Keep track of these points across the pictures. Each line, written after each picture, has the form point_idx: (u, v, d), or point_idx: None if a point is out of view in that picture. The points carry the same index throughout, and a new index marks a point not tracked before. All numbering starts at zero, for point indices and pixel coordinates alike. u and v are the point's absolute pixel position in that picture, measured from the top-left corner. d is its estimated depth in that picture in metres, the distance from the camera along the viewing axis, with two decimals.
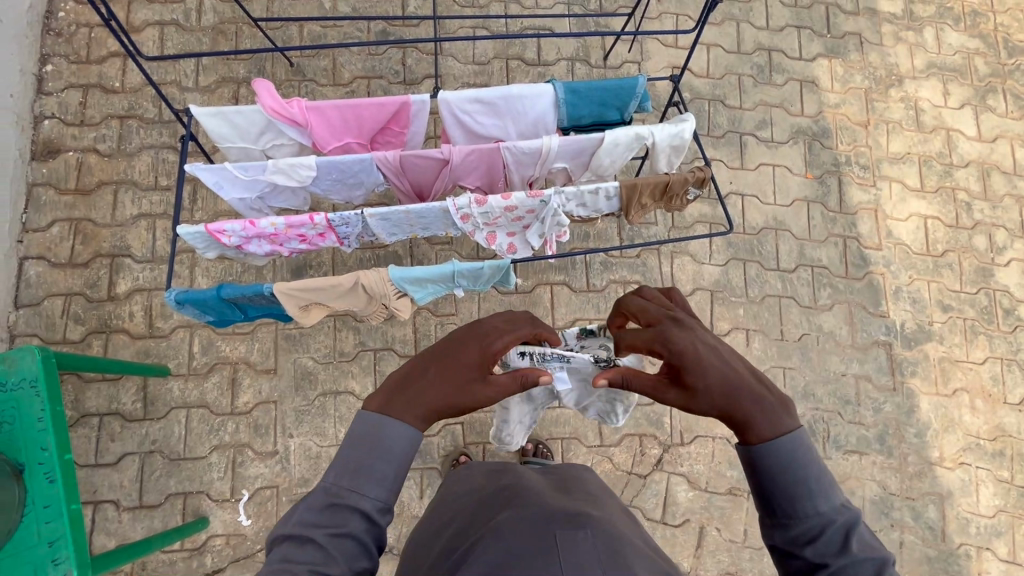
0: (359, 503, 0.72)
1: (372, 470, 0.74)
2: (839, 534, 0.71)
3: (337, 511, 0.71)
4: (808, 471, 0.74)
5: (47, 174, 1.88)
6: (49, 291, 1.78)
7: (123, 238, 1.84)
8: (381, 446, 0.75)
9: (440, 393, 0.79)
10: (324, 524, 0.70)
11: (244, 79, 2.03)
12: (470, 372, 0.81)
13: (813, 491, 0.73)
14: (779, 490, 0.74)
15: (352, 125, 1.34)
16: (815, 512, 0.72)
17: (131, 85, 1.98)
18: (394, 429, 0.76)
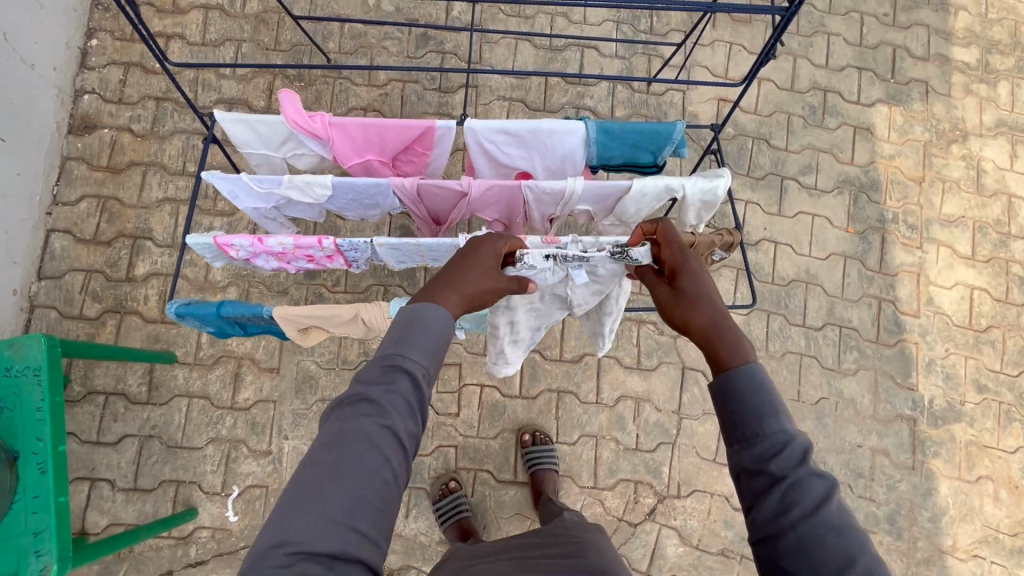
0: (407, 365, 0.77)
1: (414, 338, 0.79)
2: (799, 453, 0.72)
3: (386, 373, 0.76)
4: (770, 394, 0.76)
5: (81, 149, 1.91)
6: (71, 266, 1.81)
7: (146, 221, 1.86)
8: (419, 320, 0.80)
9: (466, 282, 0.89)
10: (375, 384, 0.74)
11: (281, 71, 2.02)
12: (486, 270, 0.93)
13: (776, 412, 0.75)
14: (747, 410, 0.75)
15: (375, 144, 1.31)
16: (780, 429, 0.73)
17: (171, 67, 1.99)
18: (436, 310, 0.82)
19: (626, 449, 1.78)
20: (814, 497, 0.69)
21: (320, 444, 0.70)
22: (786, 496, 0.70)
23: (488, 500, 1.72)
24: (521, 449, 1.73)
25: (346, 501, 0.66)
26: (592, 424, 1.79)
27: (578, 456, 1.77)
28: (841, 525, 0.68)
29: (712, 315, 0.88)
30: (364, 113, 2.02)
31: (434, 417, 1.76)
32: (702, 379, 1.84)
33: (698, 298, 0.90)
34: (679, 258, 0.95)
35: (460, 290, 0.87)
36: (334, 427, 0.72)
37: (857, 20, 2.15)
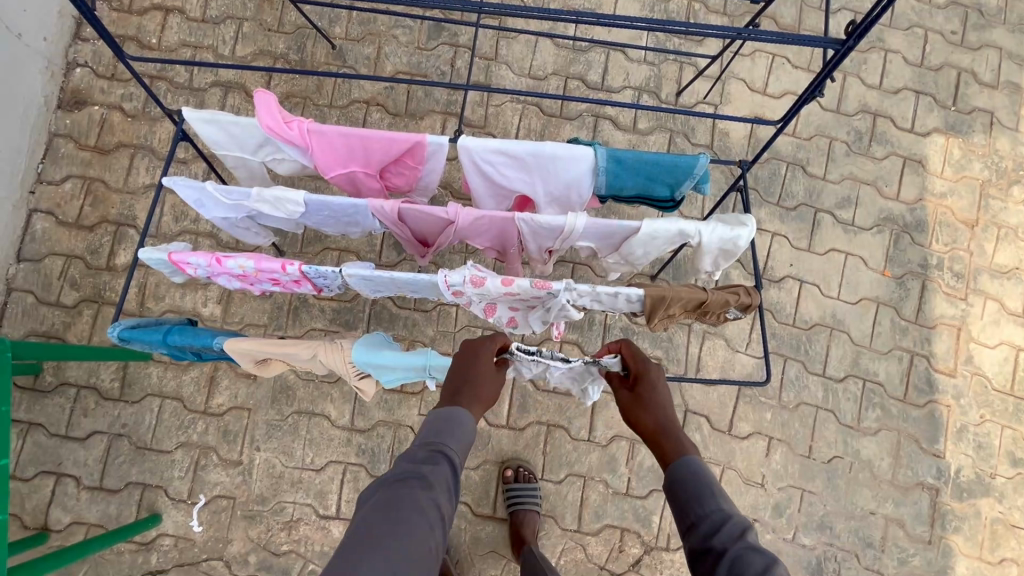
0: (449, 449, 0.91)
1: (452, 428, 0.93)
2: (736, 530, 0.85)
3: (430, 454, 0.89)
4: (709, 481, 0.91)
5: (70, 125, 1.81)
6: (52, 249, 1.74)
7: (131, 207, 1.78)
8: (454, 413, 0.94)
9: (483, 389, 0.97)
10: (422, 462, 0.88)
11: (283, 55, 1.89)
12: (488, 373, 0.98)
13: (715, 496, 0.89)
14: (688, 497, 0.90)
15: (359, 156, 1.18)
16: (716, 508, 0.87)
17: (168, 43, 1.88)
18: (462, 411, 0.95)
19: (615, 493, 1.66)
20: (754, 567, 0.79)
21: (373, 507, 0.81)
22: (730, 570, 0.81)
23: (464, 534, 1.62)
24: (501, 484, 1.62)
25: (395, 557, 0.77)
26: (582, 463, 1.66)
27: (563, 495, 1.65)
28: None
29: (665, 417, 0.99)
30: (367, 106, 1.88)
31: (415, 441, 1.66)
32: (705, 425, 1.69)
33: (654, 402, 1.00)
34: (640, 363, 1.01)
35: (479, 398, 0.96)
36: (385, 496, 0.83)
37: (920, 36, 1.92)
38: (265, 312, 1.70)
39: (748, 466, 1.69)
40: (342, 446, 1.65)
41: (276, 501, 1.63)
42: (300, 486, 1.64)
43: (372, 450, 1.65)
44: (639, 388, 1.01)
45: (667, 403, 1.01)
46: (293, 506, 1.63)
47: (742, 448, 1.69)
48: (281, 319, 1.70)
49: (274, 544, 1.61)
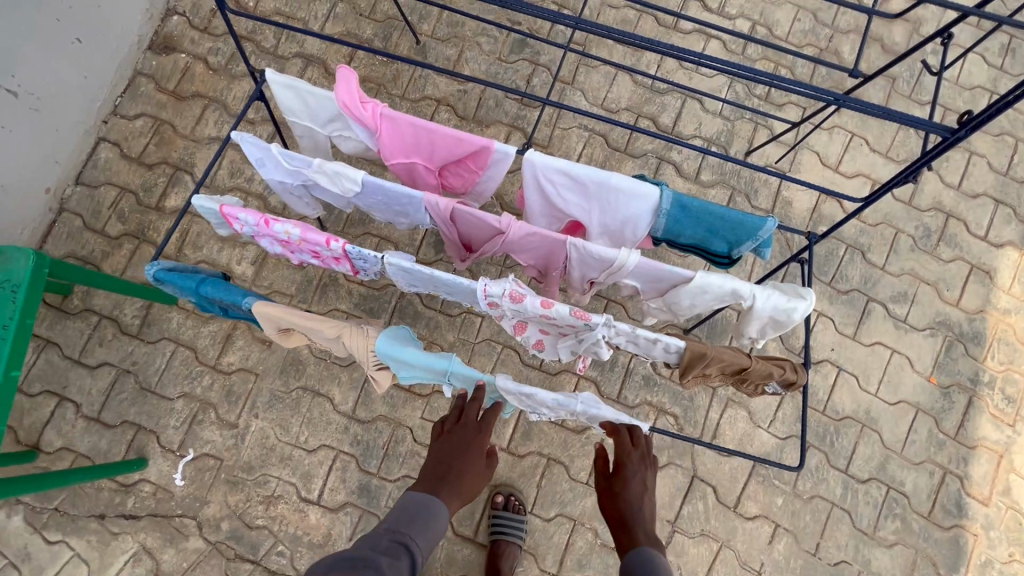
0: (414, 545, 0.99)
1: (418, 518, 1.03)
2: None
3: (395, 544, 0.98)
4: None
5: (155, 67, 1.88)
6: (110, 179, 1.79)
7: (192, 155, 1.82)
8: (420, 510, 1.04)
9: (461, 481, 1.08)
10: (385, 551, 0.96)
11: (367, 40, 1.93)
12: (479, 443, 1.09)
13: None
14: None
15: (423, 149, 1.17)
16: None
17: (262, 9, 1.94)
18: (434, 502, 1.05)
19: (603, 545, 1.58)
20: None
21: None
22: None
23: (440, 551, 1.56)
24: (489, 509, 1.57)
25: None
26: (575, 506, 1.59)
27: (549, 536, 1.58)
28: None
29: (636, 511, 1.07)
30: (437, 104, 1.90)
31: (411, 444, 1.62)
32: (711, 496, 1.61)
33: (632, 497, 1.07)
34: (624, 454, 1.05)
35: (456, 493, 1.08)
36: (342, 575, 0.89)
37: (1009, 145, 1.85)
38: (294, 283, 1.70)
39: (747, 550, 1.59)
40: (338, 432, 1.62)
41: (261, 473, 1.60)
42: (287, 463, 1.61)
43: (367, 443, 1.62)
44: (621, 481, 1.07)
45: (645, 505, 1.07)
46: (276, 482, 1.60)
47: (746, 529, 1.60)
48: (307, 293, 1.69)
49: (249, 516, 1.57)
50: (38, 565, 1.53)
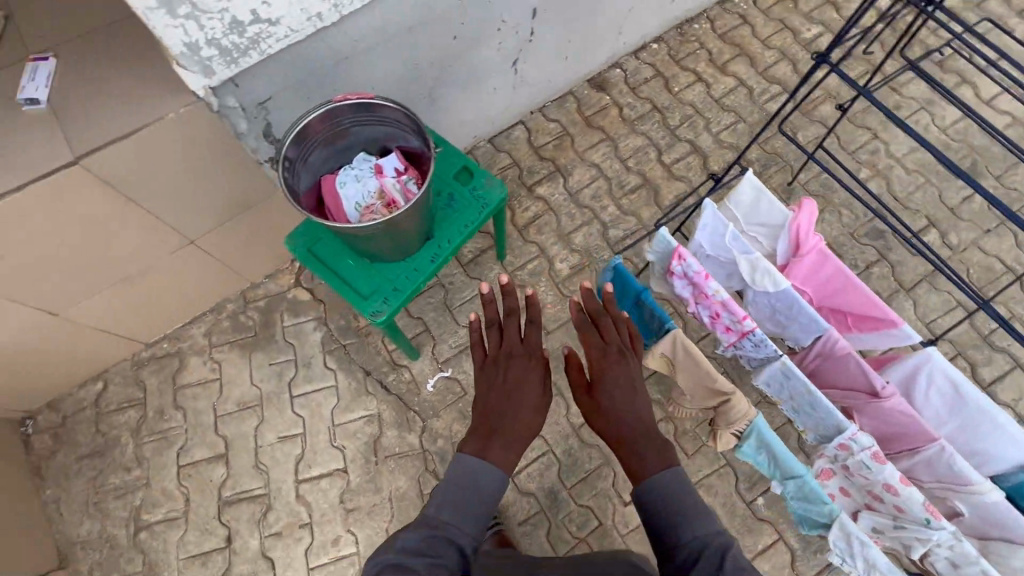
0: (458, 521, 1.10)
1: (461, 496, 1.12)
2: (719, 554, 0.96)
3: (434, 544, 1.05)
4: (681, 501, 1.04)
5: (585, 94, 2.33)
6: (510, 149, 2.23)
7: (574, 167, 2.21)
8: (462, 483, 1.13)
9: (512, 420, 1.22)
10: (426, 556, 1.03)
11: (748, 160, 2.21)
12: (528, 357, 1.31)
13: (693, 517, 1.02)
14: (667, 515, 1.03)
15: (828, 289, 1.34)
16: (694, 532, 1.00)
17: (682, 97, 2.33)
18: (484, 464, 1.14)
19: None
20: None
21: None
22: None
23: None
24: None
25: None
26: None
27: None
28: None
29: (620, 411, 1.15)
30: None
31: (609, 486, 1.76)
32: None
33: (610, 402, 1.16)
34: (600, 360, 1.21)
35: (499, 445, 1.18)
36: None
37: None
38: None
39: None
40: (559, 435, 1.81)
41: None
42: None
43: (576, 460, 1.78)
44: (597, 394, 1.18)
45: (625, 395, 1.17)
46: None
47: None
48: None
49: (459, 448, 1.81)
50: (309, 375, 1.89)
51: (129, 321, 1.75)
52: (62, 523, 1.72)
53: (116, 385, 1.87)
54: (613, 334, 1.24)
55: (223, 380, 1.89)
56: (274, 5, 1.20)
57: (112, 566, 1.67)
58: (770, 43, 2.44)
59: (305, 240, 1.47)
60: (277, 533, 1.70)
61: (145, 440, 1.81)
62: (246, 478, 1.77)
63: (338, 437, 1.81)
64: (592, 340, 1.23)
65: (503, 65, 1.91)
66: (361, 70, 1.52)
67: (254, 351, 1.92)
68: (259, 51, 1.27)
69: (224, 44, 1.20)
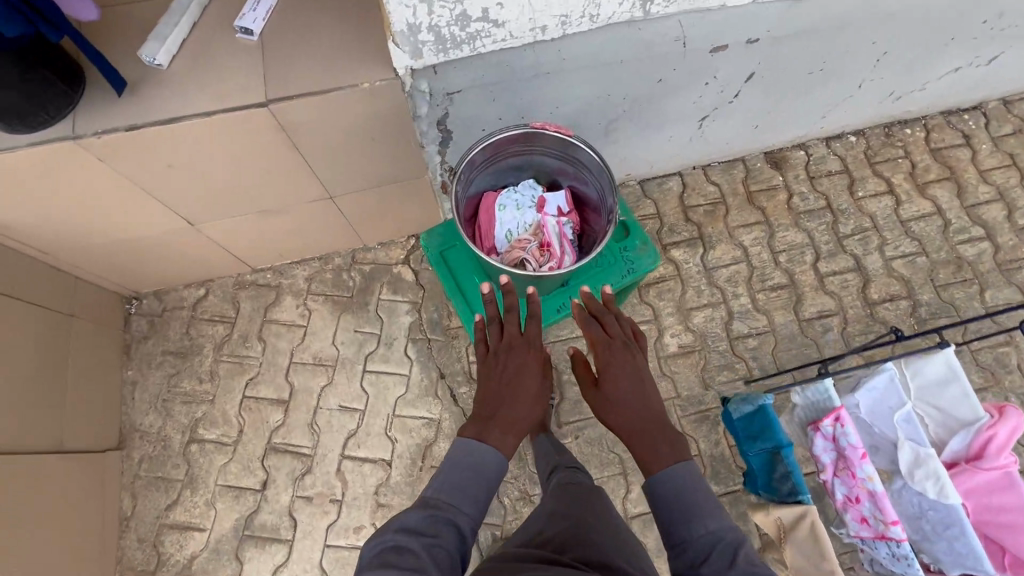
0: (458, 501, 1.01)
1: (463, 481, 1.03)
2: (734, 549, 0.90)
3: (431, 520, 0.96)
4: (689, 497, 0.99)
5: (756, 168, 2.12)
6: (658, 200, 2.08)
7: (718, 241, 2.02)
8: (463, 467, 1.04)
9: (516, 409, 1.11)
10: (421, 530, 0.94)
11: (916, 301, 1.94)
12: (529, 347, 1.19)
13: (701, 515, 0.96)
14: (678, 516, 0.97)
15: (995, 518, 1.13)
16: (707, 529, 0.94)
17: (864, 206, 2.07)
18: (488, 451, 1.06)
19: None
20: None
21: None
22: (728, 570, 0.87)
23: None
24: None
25: None
26: None
27: None
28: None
29: (628, 402, 1.11)
30: None
31: None
32: None
33: (616, 397, 1.11)
34: (608, 352, 1.17)
35: (505, 430, 1.09)
36: None
37: None
38: (689, 390, 1.84)
39: None
40: None
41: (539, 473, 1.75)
42: None
43: None
44: (605, 387, 1.13)
45: (636, 390, 1.12)
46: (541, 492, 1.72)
47: None
48: (690, 408, 1.81)
49: (504, 488, 1.73)
50: (386, 356, 1.87)
51: (247, 247, 1.79)
52: (131, 407, 1.81)
53: (216, 297, 1.93)
54: (614, 327, 1.21)
55: (308, 330, 1.90)
56: (506, 9, 1.12)
57: (159, 464, 1.75)
58: (988, 177, 2.11)
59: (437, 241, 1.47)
60: (308, 498, 1.71)
61: (223, 359, 1.87)
62: (299, 432, 1.78)
63: (394, 428, 1.78)
64: (596, 334, 1.19)
65: (690, 118, 1.75)
66: (554, 88, 1.42)
67: (344, 313, 1.93)
68: (471, 46, 1.20)
69: (443, 32, 1.14)
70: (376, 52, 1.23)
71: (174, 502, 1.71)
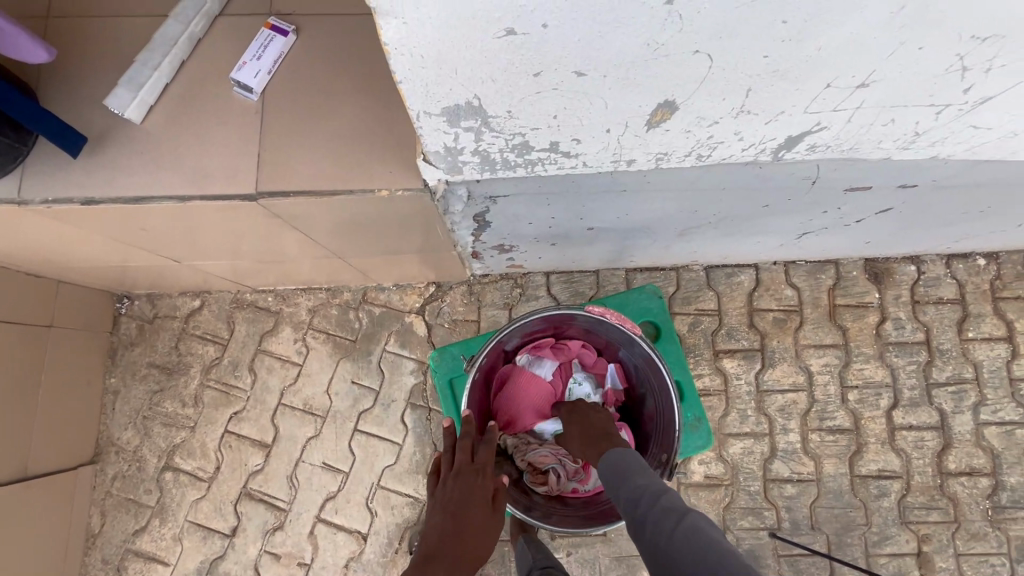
0: None
1: None
2: (662, 494, 0.91)
3: None
4: (630, 464, 1.01)
5: (851, 277, 1.75)
6: (722, 295, 1.75)
7: (782, 360, 1.71)
8: None
9: (463, 537, 1.03)
10: None
11: (998, 483, 1.63)
12: (478, 468, 1.14)
13: (640, 475, 0.97)
14: (618, 477, 0.99)
15: None
16: (646, 484, 0.94)
17: (970, 352, 1.70)
18: None
19: None
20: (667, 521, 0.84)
21: None
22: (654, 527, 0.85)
23: None
24: None
25: None
26: None
27: None
28: (689, 531, 0.80)
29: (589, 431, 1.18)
30: None
31: None
32: None
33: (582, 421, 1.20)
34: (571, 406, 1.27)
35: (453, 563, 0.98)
36: None
37: None
38: None
39: None
40: None
41: None
42: None
43: None
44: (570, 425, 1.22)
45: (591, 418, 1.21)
46: None
47: None
48: None
49: None
50: (380, 419, 1.68)
51: (245, 277, 1.57)
52: (110, 419, 1.71)
53: (209, 312, 1.75)
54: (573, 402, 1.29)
55: (300, 370, 1.72)
56: (584, 144, 0.80)
57: (131, 486, 1.67)
58: None
59: (450, 364, 1.47)
60: (277, 556, 1.62)
61: (209, 385, 1.72)
62: (276, 483, 1.66)
63: (375, 500, 1.64)
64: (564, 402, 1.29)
65: (790, 232, 1.38)
66: (628, 202, 1.09)
67: (343, 359, 1.72)
68: (528, 169, 0.89)
69: (492, 156, 0.83)
70: (403, 148, 0.93)
71: (142, 529, 1.64)
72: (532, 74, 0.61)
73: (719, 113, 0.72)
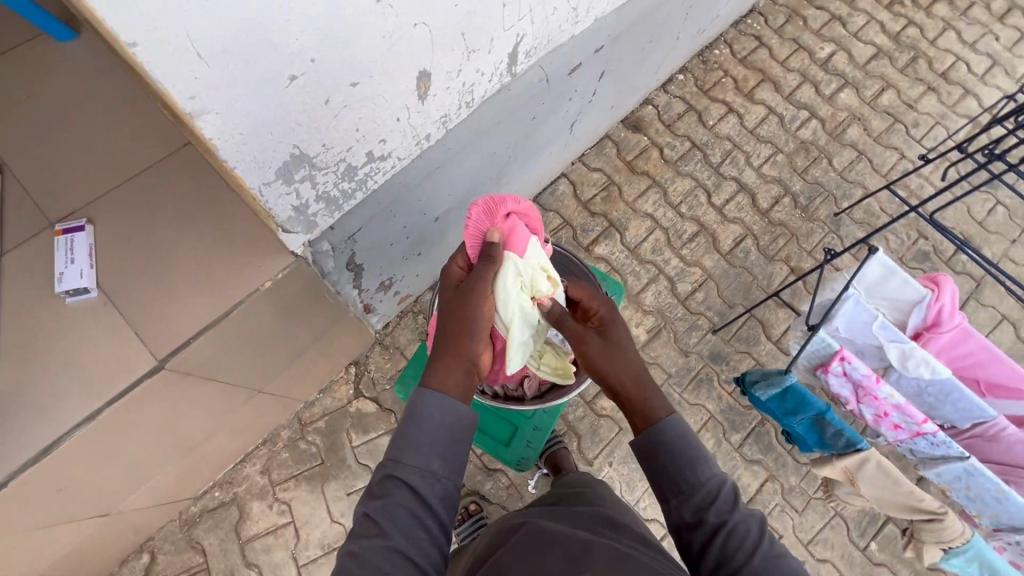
0: (407, 465, 0.76)
1: (410, 445, 0.77)
2: (729, 497, 0.79)
3: (386, 481, 0.76)
4: (687, 448, 0.81)
5: (622, 138, 2.20)
6: (559, 209, 2.07)
7: (628, 220, 2.09)
8: (413, 418, 0.78)
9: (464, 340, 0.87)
10: (375, 496, 0.75)
11: (794, 193, 2.19)
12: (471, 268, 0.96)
13: (702, 461, 0.81)
14: (681, 462, 0.80)
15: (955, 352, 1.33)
16: (708, 476, 0.80)
17: (718, 131, 2.26)
18: (425, 390, 0.81)
19: None
20: (757, 547, 0.75)
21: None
22: (722, 543, 0.75)
23: None
24: None
25: None
26: None
27: None
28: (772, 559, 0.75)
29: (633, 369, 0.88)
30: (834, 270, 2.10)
31: None
32: None
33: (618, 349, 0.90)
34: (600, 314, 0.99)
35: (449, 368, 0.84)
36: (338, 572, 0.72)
37: None
38: (675, 365, 1.92)
39: None
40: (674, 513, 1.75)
41: None
42: None
43: None
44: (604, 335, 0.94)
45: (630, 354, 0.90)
46: None
47: None
48: (684, 380, 1.91)
49: None
50: None
51: (180, 487, 1.46)
52: None
53: (167, 554, 1.57)
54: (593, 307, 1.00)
55: (295, 525, 1.63)
56: (390, 140, 0.98)
57: None
58: (789, 65, 2.40)
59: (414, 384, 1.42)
60: None
61: None
62: None
63: None
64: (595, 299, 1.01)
65: (562, 130, 1.73)
66: (448, 174, 1.30)
67: (326, 483, 1.67)
68: (363, 189, 1.04)
69: (333, 194, 0.97)
70: (257, 243, 1.02)
71: None
72: (324, 102, 0.77)
73: (456, 62, 0.96)
